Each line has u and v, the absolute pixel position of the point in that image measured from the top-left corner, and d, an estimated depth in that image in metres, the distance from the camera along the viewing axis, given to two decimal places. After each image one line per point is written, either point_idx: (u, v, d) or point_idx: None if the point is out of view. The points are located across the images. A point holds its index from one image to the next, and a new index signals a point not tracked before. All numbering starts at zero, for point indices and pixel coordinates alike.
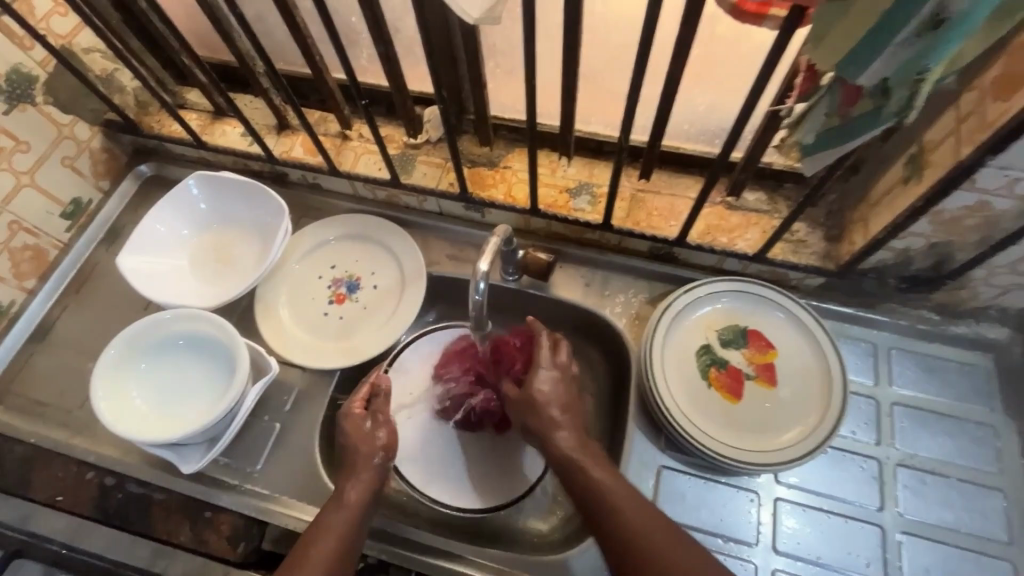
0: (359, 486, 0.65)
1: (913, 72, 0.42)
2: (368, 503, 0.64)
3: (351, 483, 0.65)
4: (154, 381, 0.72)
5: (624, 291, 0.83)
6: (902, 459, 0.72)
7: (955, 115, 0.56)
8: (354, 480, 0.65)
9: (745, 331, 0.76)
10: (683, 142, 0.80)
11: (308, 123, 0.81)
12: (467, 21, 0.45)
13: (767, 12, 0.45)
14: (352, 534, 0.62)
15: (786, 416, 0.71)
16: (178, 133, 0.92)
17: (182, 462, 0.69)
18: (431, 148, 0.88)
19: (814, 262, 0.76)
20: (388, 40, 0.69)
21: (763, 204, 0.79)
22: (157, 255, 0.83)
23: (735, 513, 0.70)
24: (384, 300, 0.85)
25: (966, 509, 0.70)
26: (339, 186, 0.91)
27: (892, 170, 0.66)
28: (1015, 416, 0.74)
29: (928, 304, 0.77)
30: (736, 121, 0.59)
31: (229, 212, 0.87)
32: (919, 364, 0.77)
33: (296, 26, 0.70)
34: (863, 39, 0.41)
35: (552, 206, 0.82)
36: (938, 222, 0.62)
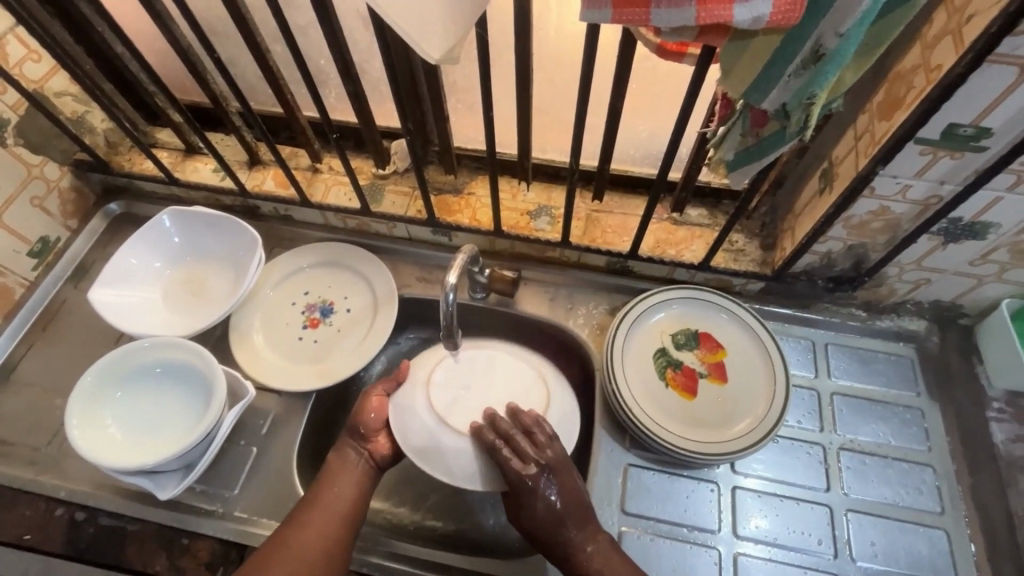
0: (348, 457, 0.71)
1: (804, 97, 0.50)
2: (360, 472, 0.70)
3: (339, 457, 0.71)
4: (130, 409, 0.73)
5: (585, 304, 0.89)
6: (843, 443, 0.79)
7: (855, 134, 0.65)
8: (343, 456, 0.71)
9: (696, 333, 0.83)
10: (631, 166, 0.88)
11: (280, 158, 0.86)
12: (428, 61, 0.51)
13: (686, 50, 0.53)
14: (348, 493, 0.68)
15: (738, 409, 0.77)
16: (149, 170, 0.95)
17: (157, 490, 0.70)
18: (398, 178, 0.93)
19: (753, 268, 0.84)
20: (357, 80, 0.75)
21: (705, 219, 0.87)
22: (128, 288, 0.84)
23: (698, 503, 0.75)
24: (357, 322, 0.88)
25: (902, 485, 0.76)
26: (310, 217, 0.95)
27: (811, 184, 0.75)
28: (938, 398, 0.82)
29: (855, 302, 0.86)
30: (671, 144, 0.67)
31: (202, 244, 0.89)
32: (852, 357, 0.85)
33: (269, 68, 0.76)
34: (761, 71, 0.48)
35: (514, 227, 0.88)
36: (850, 226, 0.71)
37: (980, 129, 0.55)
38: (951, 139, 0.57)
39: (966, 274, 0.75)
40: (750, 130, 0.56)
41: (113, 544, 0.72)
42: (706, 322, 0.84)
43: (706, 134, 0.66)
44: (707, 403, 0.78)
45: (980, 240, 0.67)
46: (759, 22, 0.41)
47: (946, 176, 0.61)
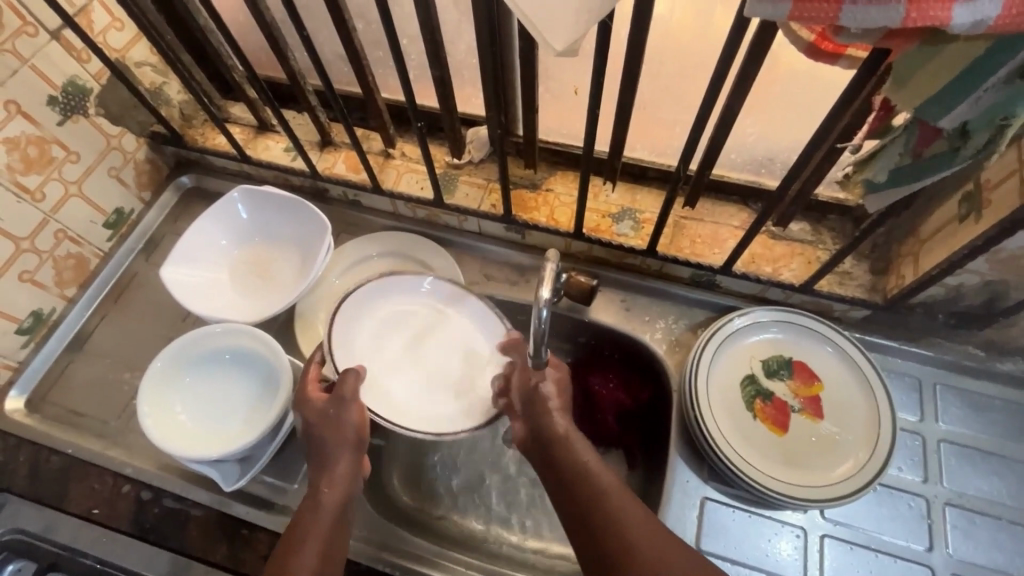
0: (331, 480, 0.63)
1: (997, 116, 0.42)
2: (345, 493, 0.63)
3: (329, 479, 0.63)
4: (198, 395, 0.72)
5: (664, 317, 0.83)
6: (950, 498, 0.71)
7: (1018, 156, 0.56)
8: (330, 476, 0.64)
9: (790, 361, 0.76)
10: (728, 171, 0.81)
11: (356, 141, 0.82)
12: (549, 53, 0.45)
13: (845, 51, 0.45)
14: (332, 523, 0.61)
15: (836, 450, 0.70)
16: (222, 146, 0.93)
17: (222, 480, 0.68)
18: (473, 168, 0.88)
19: (861, 294, 0.76)
20: (444, 64, 0.71)
21: (808, 235, 0.79)
22: (200, 267, 0.83)
23: (780, 549, 0.69)
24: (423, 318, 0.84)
25: (1018, 554, 0.68)
26: (379, 204, 0.92)
27: (948, 206, 0.66)
28: None
29: (974, 341, 0.76)
30: (799, 156, 0.59)
31: (271, 226, 0.87)
32: (965, 401, 0.76)
33: (354, 46, 0.72)
34: (950, 82, 0.40)
35: (595, 230, 0.82)
36: (995, 260, 0.62)
37: None
38: None
39: None
40: (911, 150, 0.48)
41: (177, 527, 0.72)
42: (798, 347, 0.76)
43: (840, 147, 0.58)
44: (797, 440, 0.72)
45: None
46: (979, 26, 0.34)
47: None
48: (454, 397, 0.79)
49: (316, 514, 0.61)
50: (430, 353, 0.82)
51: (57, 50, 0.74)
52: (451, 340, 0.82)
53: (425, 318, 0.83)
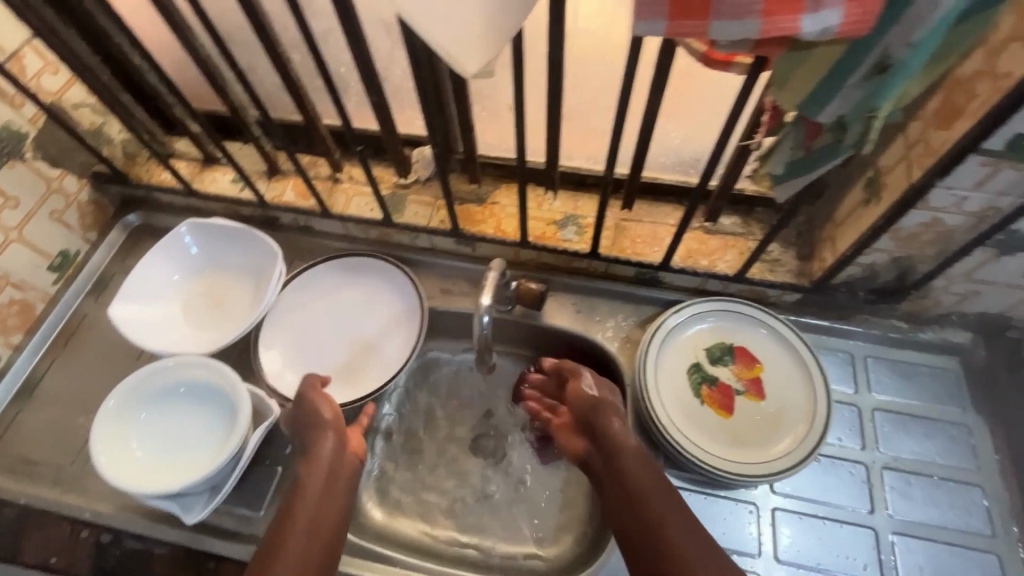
0: (317, 463, 0.65)
1: (865, 110, 0.47)
2: (329, 468, 0.66)
3: (309, 457, 0.66)
4: (154, 431, 0.72)
5: (614, 316, 0.87)
6: (887, 462, 0.76)
7: (905, 142, 0.62)
8: (313, 459, 0.66)
9: (732, 347, 0.80)
10: (661, 173, 0.85)
11: (300, 169, 0.84)
12: (463, 74, 0.48)
13: (734, 59, 0.50)
14: (320, 500, 0.63)
15: (778, 427, 0.74)
16: (168, 181, 0.93)
17: (184, 513, 0.68)
18: (420, 187, 0.91)
19: (790, 279, 0.81)
20: (380, 89, 0.73)
21: (739, 227, 0.84)
22: (151, 303, 0.83)
23: (736, 526, 0.73)
24: (382, 336, 0.85)
25: (951, 507, 0.73)
26: (330, 227, 0.93)
27: (854, 192, 0.72)
28: (986, 414, 0.78)
29: (896, 314, 0.82)
30: (711, 155, 0.64)
31: (223, 258, 0.87)
32: (894, 370, 0.82)
33: (290, 77, 0.74)
34: (821, 82, 0.45)
35: (540, 238, 0.86)
36: (899, 238, 0.68)
37: None
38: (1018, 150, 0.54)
39: (1019, 287, 0.71)
40: (802, 144, 0.53)
41: (140, 567, 0.71)
42: (738, 333, 0.81)
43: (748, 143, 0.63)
44: (742, 420, 0.76)
45: None
46: (827, 32, 0.38)
47: (1007, 188, 0.58)
48: (350, 379, 0.83)
49: (302, 485, 0.64)
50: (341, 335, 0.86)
51: None
52: (366, 331, 0.86)
53: (348, 303, 0.87)
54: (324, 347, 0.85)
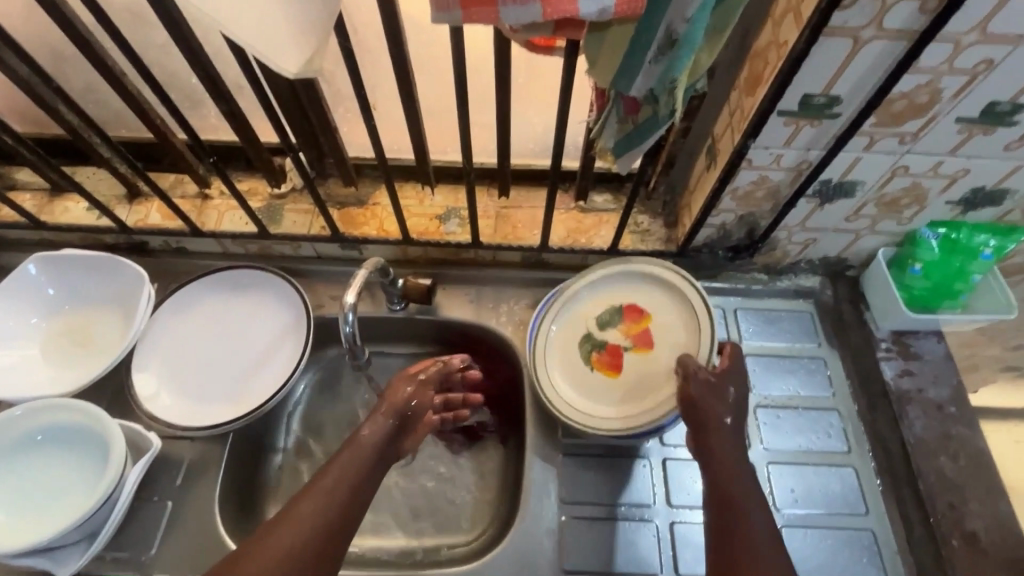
0: (374, 427, 0.64)
1: (667, 82, 0.51)
2: (380, 443, 0.64)
3: (371, 422, 0.65)
4: (14, 485, 0.66)
5: (507, 301, 0.89)
6: (759, 401, 0.84)
7: (728, 111, 0.69)
8: (372, 421, 0.65)
9: (620, 308, 0.82)
10: (532, 159, 0.88)
11: (158, 189, 0.79)
12: (285, 76, 0.48)
13: (555, 44, 0.54)
14: (364, 472, 0.61)
15: (660, 377, 0.77)
16: (11, 217, 0.85)
17: (58, 567, 0.64)
18: (297, 195, 0.89)
19: (660, 247, 0.87)
20: (230, 98, 0.71)
21: (610, 203, 0.89)
22: (2, 350, 0.76)
23: (632, 481, 0.78)
24: (272, 349, 0.82)
25: (814, 432, 0.82)
26: (206, 247, 0.89)
27: (699, 160, 0.78)
28: (837, 346, 0.88)
29: (755, 267, 0.91)
30: (557, 135, 0.68)
31: (82, 291, 0.81)
32: (760, 318, 0.90)
33: (129, 93, 0.70)
34: (624, 58, 0.49)
35: (424, 233, 0.87)
36: (738, 198, 0.75)
37: (831, 97, 0.60)
38: (808, 109, 0.61)
39: (845, 230, 0.81)
40: (626, 117, 0.57)
41: None
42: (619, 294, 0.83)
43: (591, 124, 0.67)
44: (631, 377, 0.78)
45: (849, 198, 0.74)
46: (605, 14, 0.42)
47: (811, 143, 0.66)
48: (236, 392, 0.80)
49: (352, 446, 0.62)
50: (225, 349, 0.83)
51: None
52: (252, 342, 0.83)
53: (230, 316, 0.85)
54: (207, 363, 0.82)
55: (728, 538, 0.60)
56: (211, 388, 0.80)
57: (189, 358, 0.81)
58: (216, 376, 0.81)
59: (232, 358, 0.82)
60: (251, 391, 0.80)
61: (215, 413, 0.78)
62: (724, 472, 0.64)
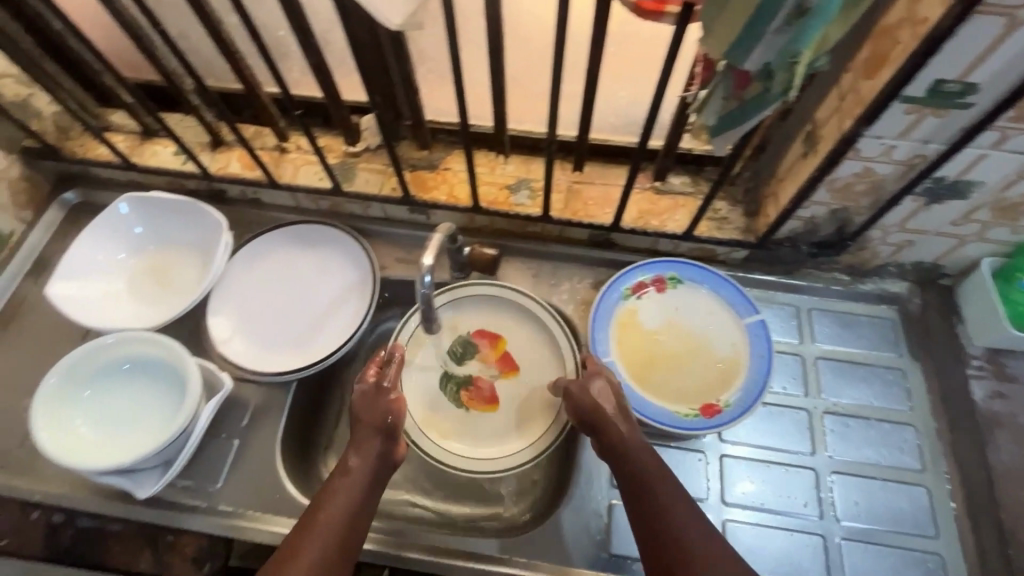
0: (361, 451, 0.63)
1: (788, 56, 0.48)
2: (371, 467, 0.62)
3: (357, 449, 0.64)
4: (100, 409, 0.71)
5: (569, 279, 0.88)
6: (828, 407, 0.80)
7: (837, 94, 0.64)
8: (359, 446, 0.64)
9: (468, 338, 0.84)
10: (611, 135, 0.85)
11: (243, 138, 0.81)
12: (389, 27, 0.47)
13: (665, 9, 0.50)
14: (361, 498, 0.60)
15: (676, 391, 0.78)
16: (105, 156, 0.89)
17: (136, 488, 0.68)
18: (370, 155, 0.89)
19: (737, 236, 0.83)
20: (318, 50, 0.71)
21: (688, 187, 0.85)
22: (92, 281, 0.81)
23: (686, 473, 0.76)
24: (338, 304, 0.84)
25: (885, 446, 0.78)
26: (281, 199, 0.91)
27: (794, 146, 0.73)
28: (920, 358, 0.82)
29: (838, 267, 0.85)
30: (651, 110, 0.65)
31: (167, 233, 0.85)
32: (836, 321, 0.85)
33: (223, 40, 0.71)
34: (744, 28, 0.46)
35: (494, 203, 0.85)
36: (834, 190, 0.70)
37: (966, 84, 0.54)
38: (937, 96, 0.56)
39: (948, 235, 0.74)
40: (732, 92, 0.54)
41: (97, 543, 0.71)
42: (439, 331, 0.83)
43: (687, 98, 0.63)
44: (507, 406, 0.81)
45: (963, 199, 0.67)
46: None
47: (931, 135, 0.60)
48: (303, 342, 0.82)
49: (347, 475, 0.61)
50: (293, 298, 0.85)
51: None
52: (320, 294, 0.85)
53: (301, 267, 0.87)
54: (277, 310, 0.84)
55: (656, 530, 0.57)
56: (279, 335, 0.83)
57: (262, 302, 0.84)
58: (285, 323, 0.84)
59: (300, 308, 0.85)
60: (315, 345, 0.82)
61: (281, 360, 0.81)
62: (628, 461, 0.62)
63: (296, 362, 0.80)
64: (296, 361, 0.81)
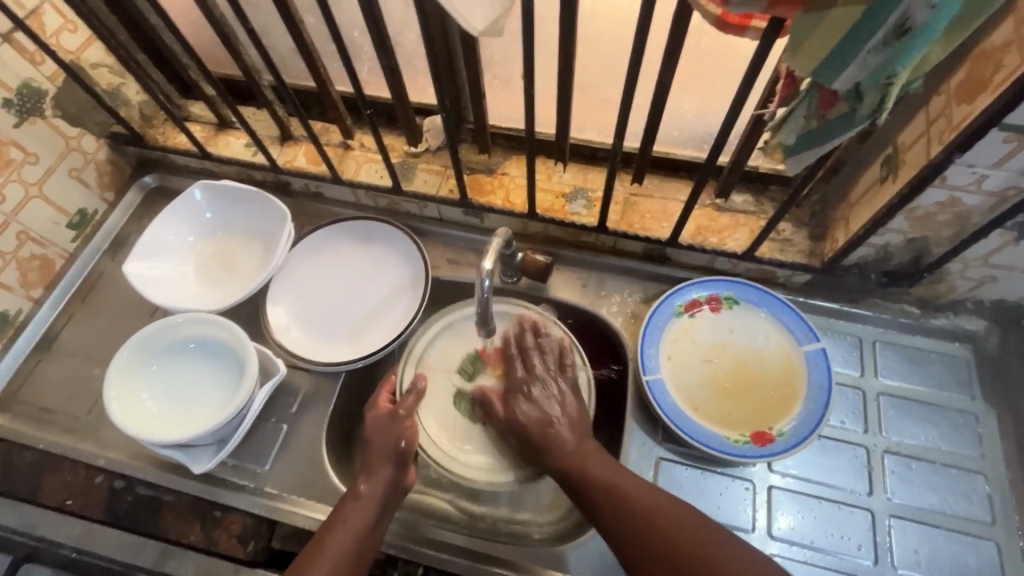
0: (373, 481, 0.66)
1: (883, 76, 0.45)
2: (381, 496, 0.66)
3: (369, 477, 0.67)
4: (164, 384, 0.75)
5: (620, 292, 0.86)
6: (888, 446, 0.76)
7: (926, 118, 0.60)
8: (370, 475, 0.67)
9: (477, 356, 0.82)
10: (673, 148, 0.84)
11: (312, 134, 0.84)
12: (471, 33, 0.48)
13: (750, 23, 0.49)
14: (369, 525, 0.64)
15: (714, 416, 0.76)
16: (183, 144, 0.94)
17: (191, 463, 0.72)
18: (431, 156, 0.91)
19: (800, 259, 0.80)
20: (391, 53, 0.72)
21: (750, 205, 0.82)
22: (163, 262, 0.85)
23: (732, 501, 0.73)
24: (389, 300, 0.86)
25: (951, 493, 0.73)
26: (341, 195, 0.94)
27: (871, 170, 0.70)
28: (995, 402, 0.77)
29: (908, 298, 0.81)
30: (724, 125, 0.63)
31: (234, 221, 0.89)
32: (903, 356, 0.80)
33: (302, 39, 0.74)
34: (838, 45, 0.44)
35: (549, 210, 0.85)
36: (913, 218, 0.67)
37: None
38: None
39: None
40: (815, 112, 0.52)
41: (151, 512, 0.75)
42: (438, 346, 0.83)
43: (763, 116, 0.62)
44: None
45: None
46: None
47: None
48: (354, 335, 0.84)
49: (356, 503, 0.65)
50: (345, 291, 0.87)
51: (9, 52, 0.74)
52: (373, 289, 0.87)
53: (356, 262, 0.89)
54: (331, 302, 0.87)
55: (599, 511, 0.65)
56: (331, 327, 0.85)
57: (318, 294, 0.87)
58: (338, 316, 0.86)
59: (353, 301, 0.87)
60: (366, 339, 0.84)
61: (332, 351, 0.83)
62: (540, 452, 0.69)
63: (345, 356, 0.82)
64: (345, 354, 0.82)
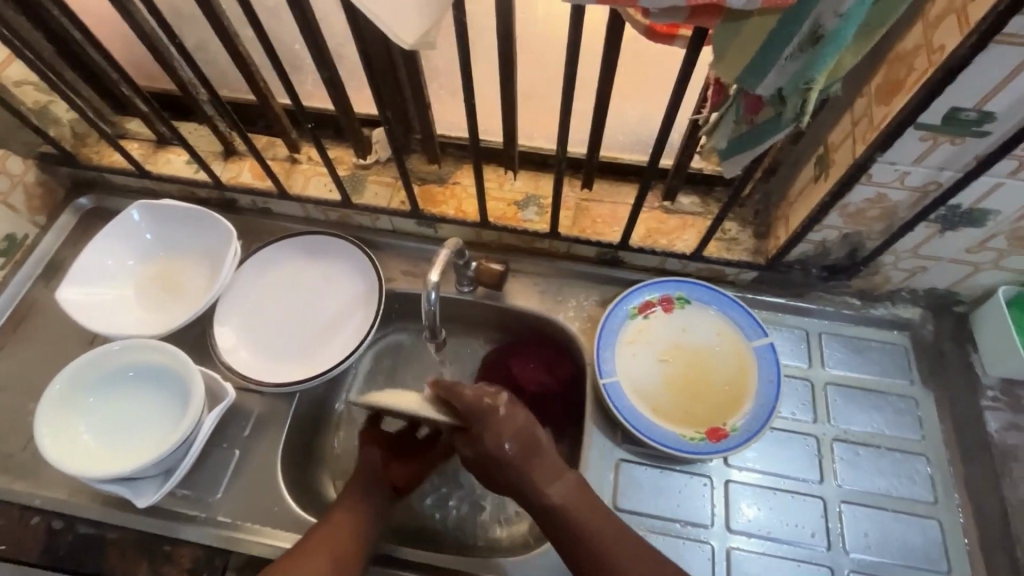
0: (359, 482, 0.72)
1: (801, 82, 0.47)
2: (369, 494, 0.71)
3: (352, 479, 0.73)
4: (104, 416, 0.71)
5: (576, 296, 0.87)
6: (837, 434, 0.78)
7: (851, 119, 0.63)
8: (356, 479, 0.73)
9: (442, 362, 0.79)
10: (620, 153, 0.85)
11: (254, 148, 0.81)
12: (401, 46, 0.48)
13: (677, 33, 0.50)
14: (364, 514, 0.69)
15: (667, 415, 0.77)
16: (119, 163, 0.90)
17: (136, 497, 0.68)
18: (380, 167, 0.89)
19: (747, 257, 0.82)
20: (331, 65, 0.71)
21: (697, 207, 0.85)
22: (101, 287, 0.81)
23: (691, 498, 0.75)
24: (343, 316, 0.84)
25: (896, 476, 0.76)
26: (290, 210, 0.92)
27: (806, 170, 0.73)
28: (932, 386, 0.81)
29: (849, 290, 0.84)
30: (662, 131, 0.64)
31: (176, 241, 0.86)
32: (847, 346, 0.83)
33: (238, 55, 0.72)
34: (758, 52, 0.45)
35: (501, 219, 0.85)
36: (846, 215, 0.69)
37: (983, 113, 0.53)
38: (953, 124, 0.55)
39: (963, 262, 0.73)
40: (744, 117, 0.54)
41: (95, 551, 0.71)
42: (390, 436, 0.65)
43: (699, 121, 0.64)
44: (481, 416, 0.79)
45: (979, 227, 0.66)
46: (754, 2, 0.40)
47: (946, 162, 0.59)
48: (308, 354, 0.82)
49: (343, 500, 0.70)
50: (295, 308, 0.85)
51: None
52: (325, 306, 0.86)
53: (307, 278, 0.87)
54: (281, 321, 0.84)
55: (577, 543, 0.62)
56: (283, 346, 0.83)
57: (269, 313, 0.85)
58: (289, 334, 0.84)
59: (305, 320, 0.85)
60: (320, 357, 0.82)
61: (286, 371, 0.81)
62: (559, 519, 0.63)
63: (299, 375, 0.80)
64: (299, 374, 0.81)
